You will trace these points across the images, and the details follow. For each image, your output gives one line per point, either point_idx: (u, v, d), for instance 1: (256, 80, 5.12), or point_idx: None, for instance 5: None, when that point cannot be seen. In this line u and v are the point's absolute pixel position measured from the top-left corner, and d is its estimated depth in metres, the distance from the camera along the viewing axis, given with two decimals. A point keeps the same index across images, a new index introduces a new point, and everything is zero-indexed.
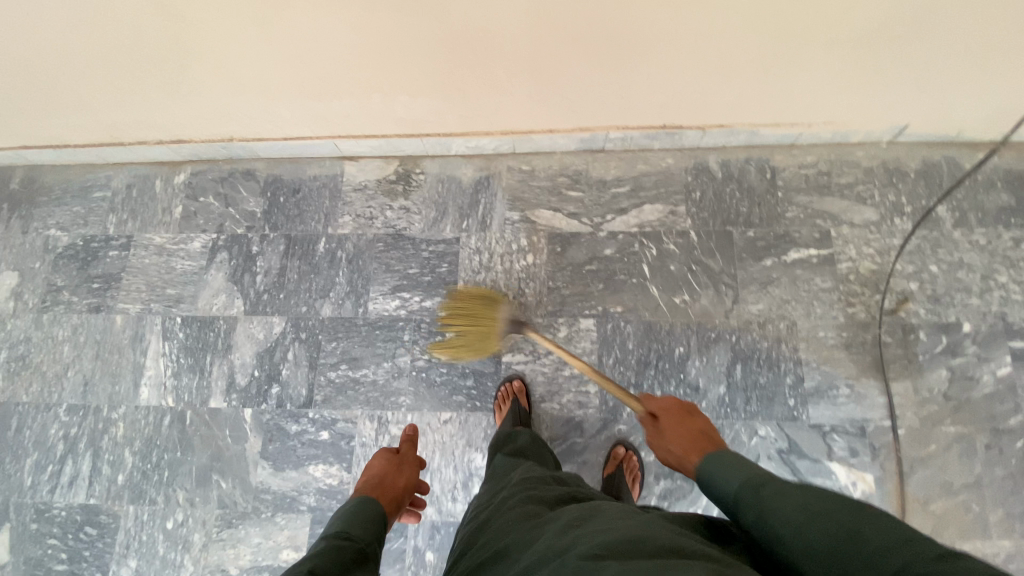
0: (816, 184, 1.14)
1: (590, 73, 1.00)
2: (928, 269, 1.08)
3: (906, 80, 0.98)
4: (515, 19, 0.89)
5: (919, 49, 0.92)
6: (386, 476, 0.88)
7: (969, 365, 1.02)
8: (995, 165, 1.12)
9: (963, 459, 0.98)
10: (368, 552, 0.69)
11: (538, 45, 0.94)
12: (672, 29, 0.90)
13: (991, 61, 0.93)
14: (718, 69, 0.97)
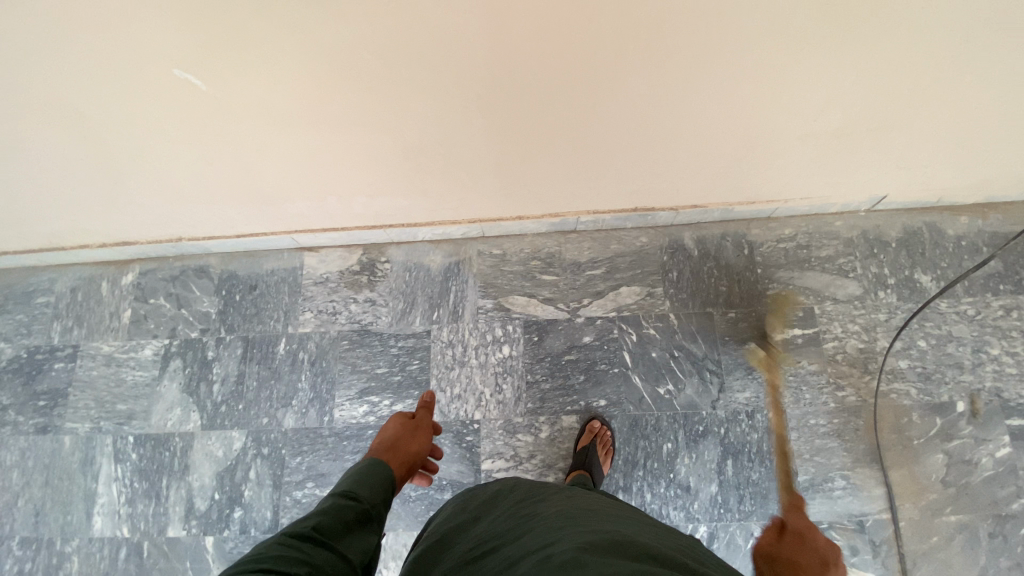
0: (797, 258, 1.11)
1: (560, 170, 0.95)
2: (917, 345, 1.04)
3: (883, 162, 0.96)
4: (481, 134, 0.84)
5: (894, 137, 0.89)
6: (394, 442, 0.83)
7: (966, 448, 0.98)
8: (977, 229, 1.10)
9: (967, 551, 0.94)
10: (373, 514, 0.65)
11: (507, 154, 0.89)
12: (646, 131, 0.86)
13: (967, 141, 0.90)
14: (693, 162, 0.94)
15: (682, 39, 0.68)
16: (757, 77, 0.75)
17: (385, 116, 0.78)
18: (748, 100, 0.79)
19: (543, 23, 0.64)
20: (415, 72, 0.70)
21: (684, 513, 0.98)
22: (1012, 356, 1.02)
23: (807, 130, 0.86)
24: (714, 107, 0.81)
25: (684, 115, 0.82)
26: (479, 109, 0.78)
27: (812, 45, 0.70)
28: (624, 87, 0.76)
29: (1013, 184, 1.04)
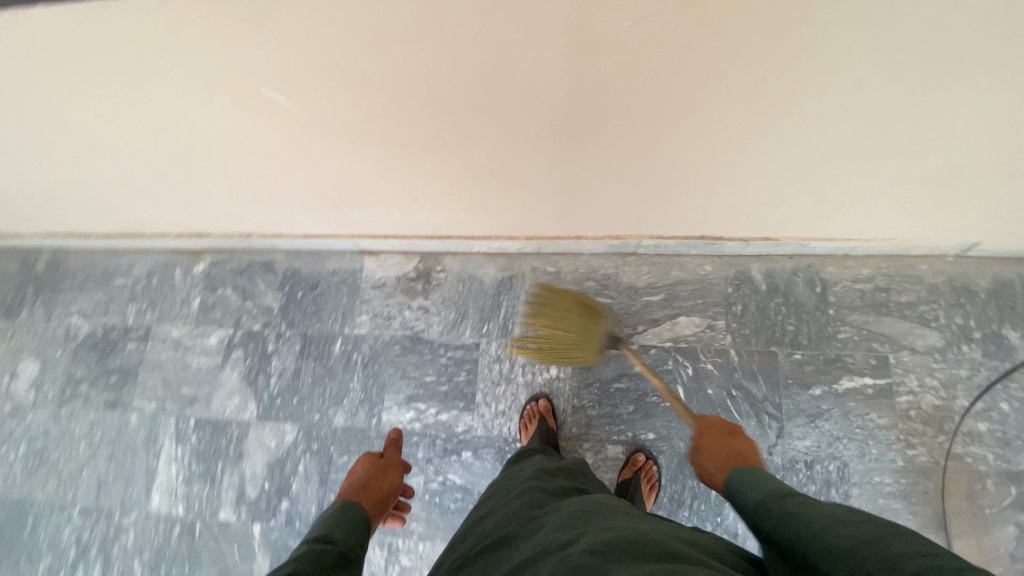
0: (873, 302, 1.04)
1: (629, 199, 0.93)
2: (1002, 408, 0.96)
3: (985, 209, 0.88)
4: (554, 162, 0.82)
5: (999, 185, 0.81)
6: (368, 476, 0.89)
7: None
8: None
9: None
10: (351, 555, 0.68)
11: (577, 180, 0.87)
12: (726, 167, 0.82)
13: None
14: (773, 198, 0.89)
15: (782, 86, 0.64)
16: (858, 122, 0.70)
17: (460, 141, 0.78)
18: (844, 144, 0.74)
19: (637, 69, 0.61)
20: (499, 107, 0.69)
21: None
22: None
23: (904, 172, 0.80)
24: (805, 148, 0.76)
25: (771, 155, 0.78)
26: (558, 141, 0.76)
27: (929, 93, 0.64)
28: (710, 127, 0.72)
29: None
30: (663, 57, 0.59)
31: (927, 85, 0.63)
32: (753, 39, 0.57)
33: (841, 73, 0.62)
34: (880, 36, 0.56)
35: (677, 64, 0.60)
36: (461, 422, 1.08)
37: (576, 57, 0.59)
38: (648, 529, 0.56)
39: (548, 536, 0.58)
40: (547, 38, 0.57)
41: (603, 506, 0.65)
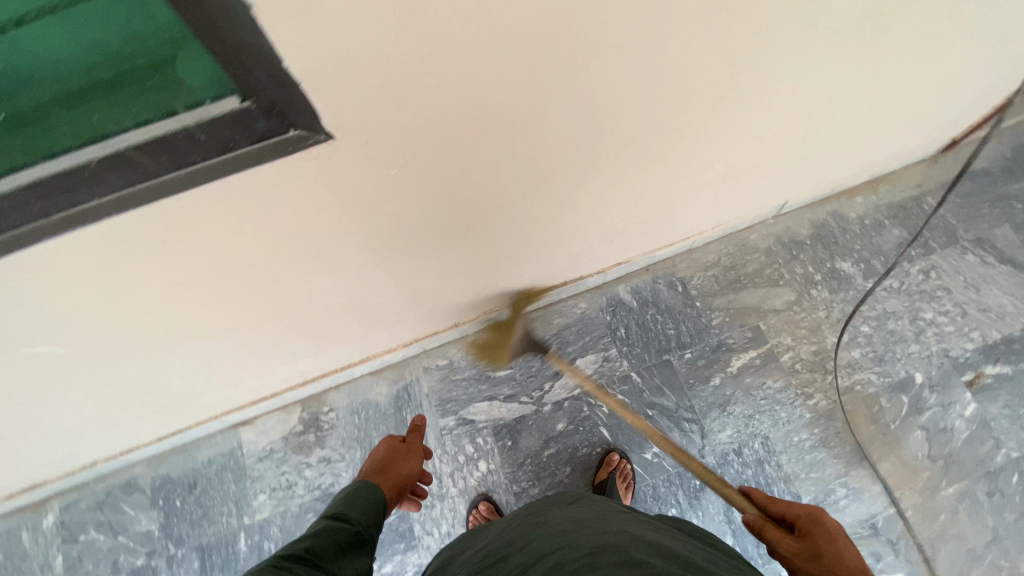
0: (727, 282, 1.14)
1: (487, 280, 0.92)
2: (862, 331, 1.08)
3: (779, 177, 0.99)
4: (395, 281, 0.78)
5: (779, 160, 0.93)
6: (391, 462, 0.86)
7: (938, 416, 1.02)
8: (873, 205, 1.18)
9: (974, 516, 0.96)
10: (365, 537, 0.66)
11: (427, 284, 0.84)
12: (561, 227, 0.83)
13: (840, 143, 0.96)
14: (613, 233, 0.94)
15: (574, 149, 0.66)
16: (653, 156, 0.75)
17: (290, 299, 0.72)
18: (649, 175, 0.79)
19: (431, 185, 0.60)
20: (312, 260, 0.65)
21: None
22: (944, 315, 1.08)
23: (705, 180, 0.87)
24: (622, 191, 0.80)
25: (595, 206, 0.81)
26: (389, 263, 0.72)
27: (698, 117, 0.70)
28: (529, 205, 0.73)
29: (887, 162, 1.14)
30: (452, 166, 0.58)
31: (691, 113, 0.69)
32: (527, 129, 0.58)
33: (620, 127, 0.65)
34: (634, 92, 0.61)
35: (467, 168, 0.60)
36: (409, 563, 0.99)
37: (365, 197, 0.57)
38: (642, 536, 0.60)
39: (556, 540, 0.60)
40: (324, 196, 0.54)
41: (600, 512, 0.69)
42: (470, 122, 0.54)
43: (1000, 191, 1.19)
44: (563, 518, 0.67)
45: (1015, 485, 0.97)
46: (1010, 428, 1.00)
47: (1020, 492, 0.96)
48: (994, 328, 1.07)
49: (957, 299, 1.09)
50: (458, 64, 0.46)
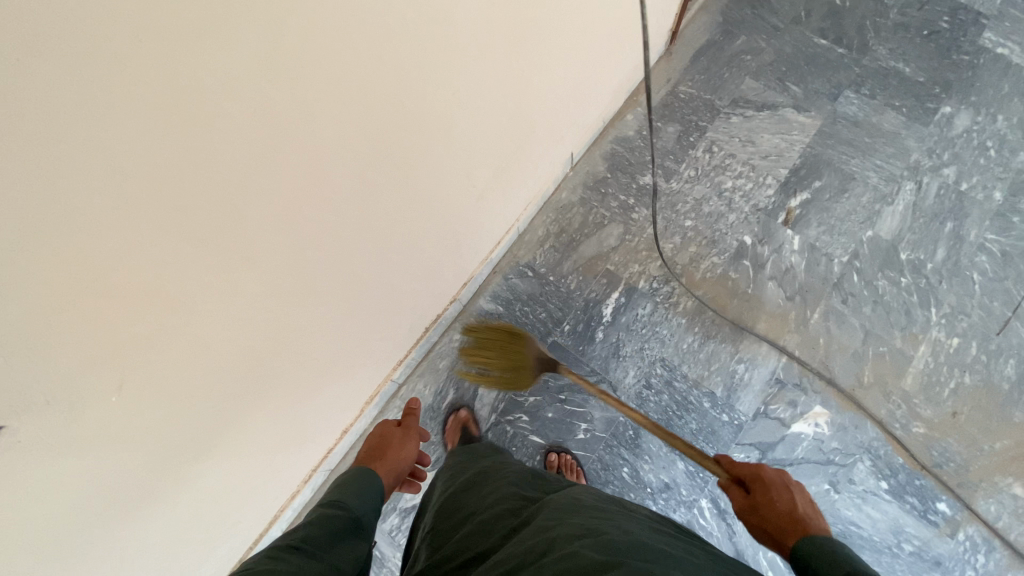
0: (566, 245, 1.19)
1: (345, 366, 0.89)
2: (687, 225, 1.18)
3: (544, 140, 1.06)
4: (251, 424, 0.75)
5: (532, 129, 0.99)
6: (388, 444, 0.89)
7: (777, 261, 1.15)
8: (643, 116, 1.28)
9: (843, 325, 1.10)
10: (363, 521, 0.69)
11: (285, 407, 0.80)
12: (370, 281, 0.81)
13: (575, 88, 1.04)
14: (431, 257, 0.94)
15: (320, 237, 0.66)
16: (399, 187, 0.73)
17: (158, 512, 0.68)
18: (415, 200, 0.79)
19: (189, 348, 0.57)
20: (147, 471, 0.62)
21: (682, 506, 1.00)
22: (741, 178, 1.21)
23: (476, 181, 0.92)
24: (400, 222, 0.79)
25: (388, 249, 0.81)
26: (224, 418, 0.69)
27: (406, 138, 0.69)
28: (317, 291, 0.72)
29: (631, 78, 1.25)
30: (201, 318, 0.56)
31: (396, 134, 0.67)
32: (246, 247, 0.56)
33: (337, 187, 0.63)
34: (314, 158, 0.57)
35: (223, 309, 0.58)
36: None
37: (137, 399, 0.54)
38: (626, 534, 0.61)
39: (543, 522, 0.63)
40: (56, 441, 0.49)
41: (583, 501, 0.70)
42: (170, 288, 0.51)
43: (729, 51, 1.33)
44: (548, 506, 0.68)
45: (857, 282, 1.12)
46: (832, 241, 1.15)
47: (863, 286, 1.12)
48: (780, 167, 1.21)
49: (743, 158, 1.22)
50: (110, 277, 0.44)
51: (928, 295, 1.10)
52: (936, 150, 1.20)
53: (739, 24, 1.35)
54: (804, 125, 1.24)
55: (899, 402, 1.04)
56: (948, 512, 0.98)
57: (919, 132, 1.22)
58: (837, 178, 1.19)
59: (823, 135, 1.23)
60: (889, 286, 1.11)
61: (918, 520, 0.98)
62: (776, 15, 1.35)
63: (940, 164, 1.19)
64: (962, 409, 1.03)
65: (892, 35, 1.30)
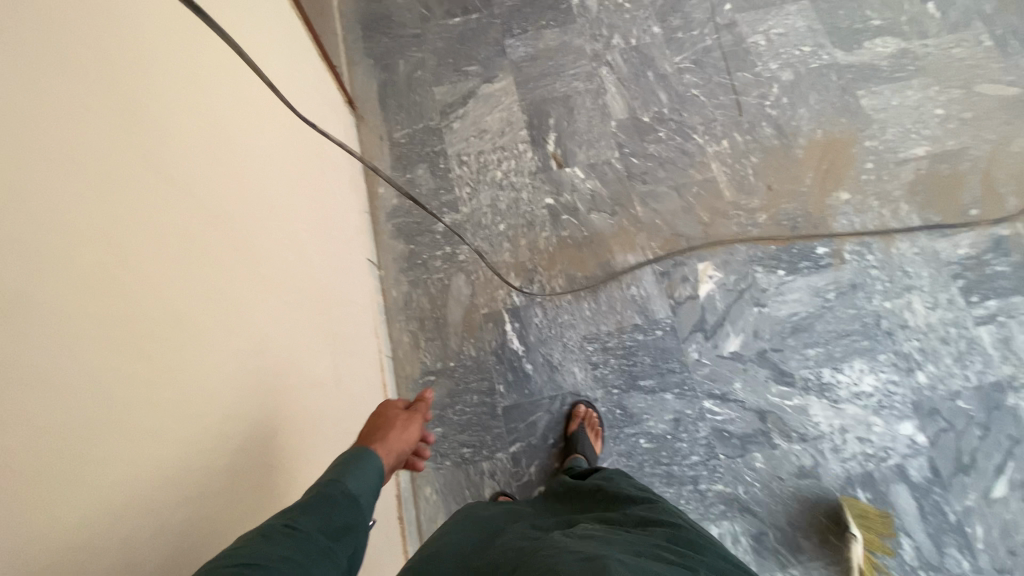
0: (435, 329, 1.15)
1: (280, 313, 0.72)
2: (501, 228, 1.23)
3: (340, 272, 1.01)
4: (219, 376, 0.55)
5: (325, 279, 0.93)
6: (388, 426, 0.74)
7: (582, 196, 1.24)
8: (390, 182, 1.28)
9: (659, 198, 1.24)
10: (363, 500, 0.57)
11: (243, 353, 0.61)
12: (238, 191, 0.66)
13: (325, 210, 1.00)
14: (280, 180, 0.80)
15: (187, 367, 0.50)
16: (195, 52, 0.61)
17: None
18: (233, 151, 0.67)
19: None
20: (122, 413, 0.41)
21: (699, 420, 1.07)
22: (502, 162, 1.28)
23: (325, 378, 0.84)
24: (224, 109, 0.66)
25: (232, 141, 0.66)
26: (184, 359, 0.49)
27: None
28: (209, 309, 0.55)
29: (352, 162, 1.24)
30: (65, 197, 0.38)
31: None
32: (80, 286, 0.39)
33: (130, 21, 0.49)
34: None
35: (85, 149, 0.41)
36: None
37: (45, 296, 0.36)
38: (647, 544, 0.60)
39: (543, 559, 0.55)
40: None
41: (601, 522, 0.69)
42: None
43: (401, 79, 1.36)
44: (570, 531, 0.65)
45: (639, 163, 1.26)
46: (598, 150, 1.28)
47: (644, 161, 1.27)
48: (518, 131, 1.30)
49: (489, 148, 1.29)
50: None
51: (684, 130, 1.29)
52: (597, 32, 1.37)
53: (389, 53, 1.39)
54: (504, 87, 1.34)
55: (738, 212, 1.22)
56: (827, 249, 1.17)
57: (576, 29, 1.38)
58: (560, 104, 1.31)
59: (522, 83, 1.34)
60: (659, 145, 1.28)
61: (820, 272, 1.16)
62: (406, 26, 1.41)
63: (608, 39, 1.37)
64: (770, 181, 1.23)
65: None
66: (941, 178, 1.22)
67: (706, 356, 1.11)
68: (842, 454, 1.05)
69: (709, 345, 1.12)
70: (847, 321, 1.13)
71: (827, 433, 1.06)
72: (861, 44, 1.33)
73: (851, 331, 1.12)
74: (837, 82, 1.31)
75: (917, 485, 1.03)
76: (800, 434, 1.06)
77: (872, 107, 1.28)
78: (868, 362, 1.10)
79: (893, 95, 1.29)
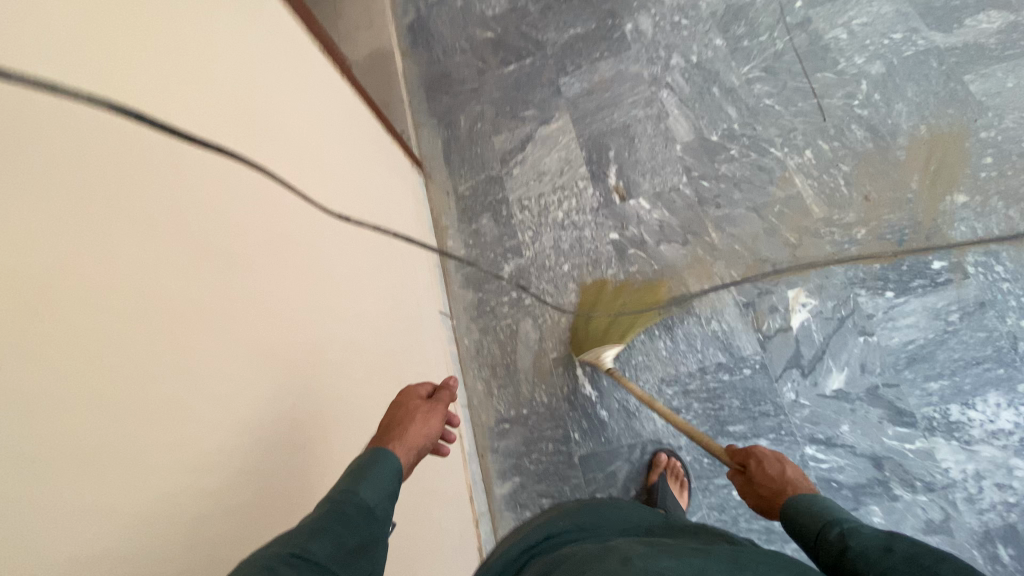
0: (507, 375, 1.17)
1: (331, 351, 0.75)
2: (567, 267, 1.21)
3: (411, 326, 1.06)
4: (253, 392, 0.57)
5: (397, 337, 0.98)
6: (407, 419, 0.66)
7: (648, 227, 1.19)
8: (458, 232, 1.33)
9: (735, 221, 1.15)
10: (380, 514, 0.54)
11: (281, 374, 0.63)
12: (284, 226, 0.70)
13: (393, 266, 1.06)
14: (334, 223, 0.85)
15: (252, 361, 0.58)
16: (247, 108, 0.68)
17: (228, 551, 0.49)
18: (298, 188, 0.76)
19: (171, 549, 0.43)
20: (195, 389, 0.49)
21: (799, 469, 0.97)
22: (563, 201, 1.27)
23: None
24: (274, 156, 0.72)
25: (281, 169, 0.73)
26: (212, 370, 0.51)
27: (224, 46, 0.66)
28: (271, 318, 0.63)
29: (421, 218, 1.31)
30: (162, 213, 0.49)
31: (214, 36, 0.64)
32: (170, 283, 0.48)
33: (191, 85, 0.57)
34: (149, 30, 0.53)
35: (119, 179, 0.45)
36: None
37: (95, 273, 0.41)
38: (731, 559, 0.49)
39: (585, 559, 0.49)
40: None
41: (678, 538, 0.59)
42: None
43: (463, 132, 1.42)
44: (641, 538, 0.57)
45: (709, 185, 1.19)
46: (663, 178, 1.22)
47: (714, 183, 1.19)
48: (578, 168, 1.29)
49: (550, 188, 1.29)
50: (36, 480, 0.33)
51: (758, 144, 1.19)
52: (654, 55, 1.33)
53: (451, 109, 1.46)
54: (561, 126, 1.34)
55: (829, 229, 1.09)
56: (947, 263, 1.01)
57: (631, 56, 1.34)
58: (619, 136, 1.28)
59: (579, 119, 1.33)
60: (730, 165, 1.19)
61: (937, 290, 1.00)
62: (465, 81, 1.48)
63: (666, 61, 1.31)
64: (866, 190, 1.10)
65: (547, 18, 1.45)
66: None
67: (805, 395, 1.01)
68: (979, 505, 0.89)
69: (806, 382, 1.01)
70: (977, 345, 0.96)
71: (959, 480, 0.90)
72: (962, 23, 1.15)
73: (987, 359, 0.95)
74: (943, 67, 1.14)
75: None
76: (927, 484, 0.91)
77: (993, 89, 1.09)
78: (1005, 395, 0.92)
79: (1021, 71, 1.09)
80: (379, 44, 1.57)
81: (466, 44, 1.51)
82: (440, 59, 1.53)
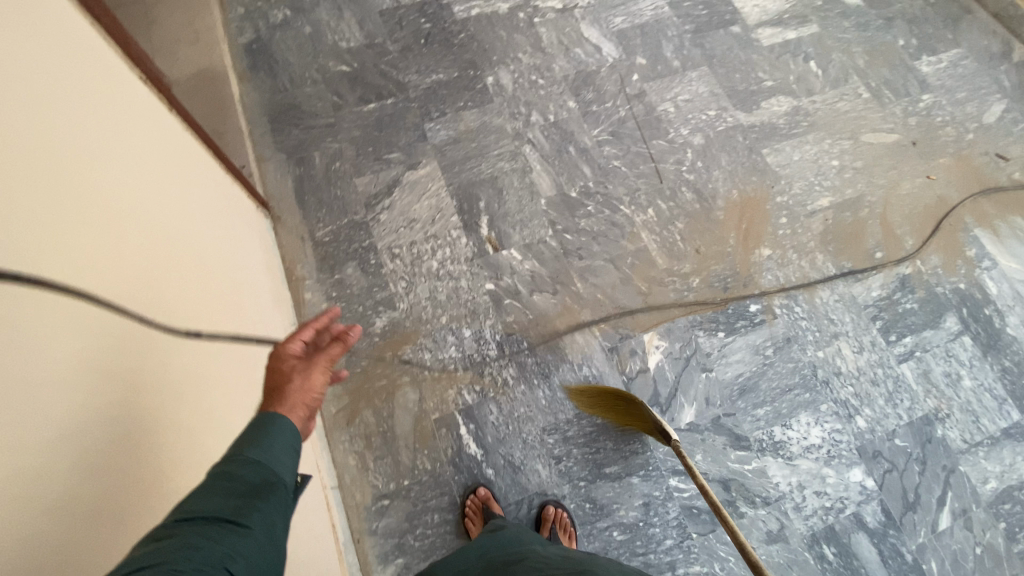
0: (383, 444, 1.07)
1: (174, 443, 0.63)
2: (444, 321, 1.17)
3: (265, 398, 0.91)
4: (58, 492, 0.44)
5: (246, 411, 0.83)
6: (284, 382, 0.63)
7: (521, 278, 1.22)
8: (317, 285, 1.20)
9: (597, 271, 1.24)
10: (278, 470, 0.54)
11: (116, 470, 0.51)
12: (109, 286, 0.57)
13: (241, 325, 0.91)
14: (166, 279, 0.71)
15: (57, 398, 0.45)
16: (56, 131, 0.54)
17: None
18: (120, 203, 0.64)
19: None
20: None
21: (667, 500, 1.07)
22: (435, 251, 1.23)
23: None
24: (89, 198, 0.58)
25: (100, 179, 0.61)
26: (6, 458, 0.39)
27: (27, 66, 0.52)
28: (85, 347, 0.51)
29: (273, 272, 1.15)
30: None
31: (22, 62, 0.52)
32: None
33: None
34: None
35: None
36: None
37: None
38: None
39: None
40: None
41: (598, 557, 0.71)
42: None
43: (319, 173, 1.30)
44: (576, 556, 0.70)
45: (573, 238, 1.27)
46: (532, 230, 1.27)
47: (577, 236, 1.27)
48: (449, 217, 1.27)
49: (421, 236, 1.25)
50: None
51: (611, 201, 1.31)
52: (515, 110, 1.38)
53: (302, 145, 1.32)
54: (428, 173, 1.31)
55: (672, 278, 1.24)
56: (759, 306, 1.23)
57: (494, 108, 1.38)
58: (488, 187, 1.30)
59: (447, 167, 1.31)
60: (589, 220, 1.29)
61: (756, 329, 1.21)
62: (318, 116, 1.36)
63: (526, 117, 1.38)
64: (698, 244, 1.28)
65: (407, 59, 1.42)
66: (847, 225, 1.32)
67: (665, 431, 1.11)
68: (804, 512, 1.07)
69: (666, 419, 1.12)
70: (787, 374, 1.17)
71: (787, 492, 1.08)
72: (758, 104, 1.44)
73: (792, 385, 1.17)
74: (743, 143, 1.39)
75: (875, 531, 1.07)
76: (764, 498, 1.08)
77: (777, 164, 1.37)
78: (812, 414, 1.15)
79: (793, 151, 1.39)
80: (207, 61, 1.36)
81: (318, 76, 1.40)
82: (287, 88, 1.38)
